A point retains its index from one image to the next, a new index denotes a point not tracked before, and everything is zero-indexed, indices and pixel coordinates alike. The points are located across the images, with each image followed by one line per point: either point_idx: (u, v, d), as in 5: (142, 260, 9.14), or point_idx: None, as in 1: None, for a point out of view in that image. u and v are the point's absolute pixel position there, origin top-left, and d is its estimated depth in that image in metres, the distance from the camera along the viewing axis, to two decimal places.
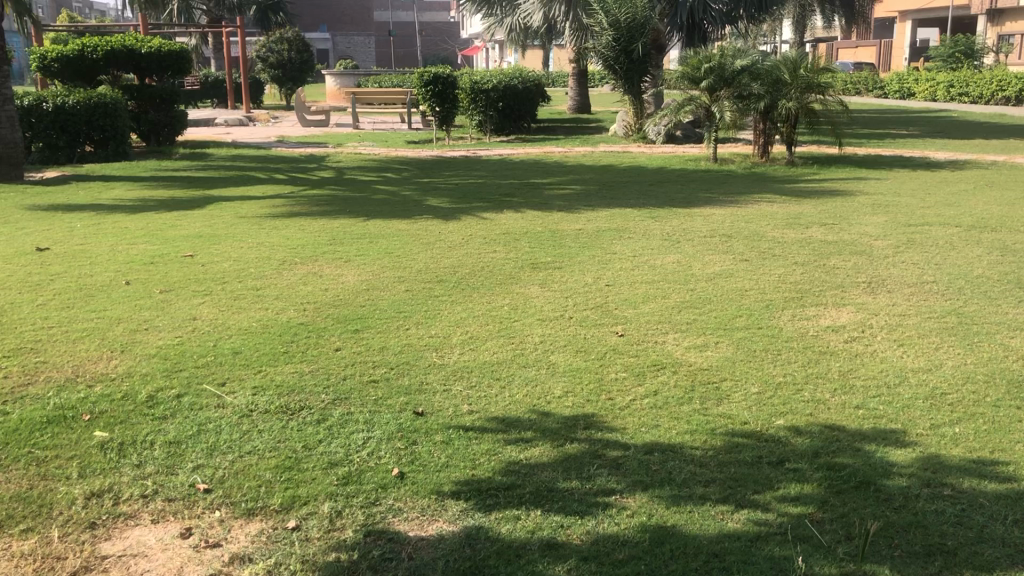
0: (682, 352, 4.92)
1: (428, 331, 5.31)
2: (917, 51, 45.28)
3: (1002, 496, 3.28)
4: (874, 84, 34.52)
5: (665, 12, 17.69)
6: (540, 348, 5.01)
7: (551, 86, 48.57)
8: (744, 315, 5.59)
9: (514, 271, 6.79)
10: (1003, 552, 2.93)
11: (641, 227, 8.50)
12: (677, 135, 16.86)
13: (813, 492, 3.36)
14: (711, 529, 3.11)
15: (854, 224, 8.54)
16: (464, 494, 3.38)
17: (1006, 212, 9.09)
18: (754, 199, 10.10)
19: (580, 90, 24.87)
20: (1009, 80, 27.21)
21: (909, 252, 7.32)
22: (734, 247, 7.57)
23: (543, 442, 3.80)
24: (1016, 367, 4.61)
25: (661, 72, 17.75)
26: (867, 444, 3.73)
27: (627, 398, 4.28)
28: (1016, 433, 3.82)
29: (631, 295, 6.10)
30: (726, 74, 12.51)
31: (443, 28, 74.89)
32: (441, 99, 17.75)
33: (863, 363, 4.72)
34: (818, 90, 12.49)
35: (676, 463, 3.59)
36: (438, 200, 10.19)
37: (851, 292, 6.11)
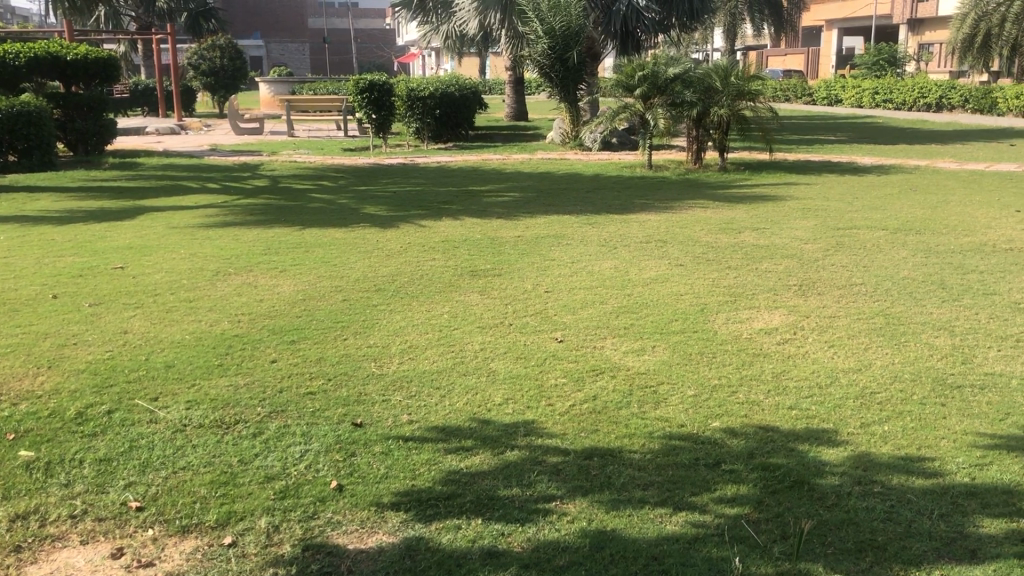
0: (620, 357, 4.97)
1: (366, 340, 5.27)
2: (843, 59, 46.45)
3: (929, 491, 3.39)
4: (802, 91, 35.30)
5: (598, 21, 17.92)
6: (480, 355, 5.02)
7: (489, 94, 48.74)
8: (680, 319, 5.68)
9: (453, 279, 6.78)
10: (930, 546, 3.02)
11: (579, 233, 8.55)
12: (613, 142, 17.01)
13: (749, 493, 3.42)
14: (650, 532, 3.14)
15: (785, 228, 8.72)
16: (404, 505, 3.35)
17: (929, 215, 9.37)
18: (689, 205, 10.26)
19: (516, 97, 24.96)
20: (929, 88, 28.03)
21: (838, 255, 7.51)
22: (670, 253, 7.68)
23: (483, 450, 3.80)
24: (940, 366, 4.76)
25: (595, 80, 17.96)
26: (800, 444, 3.81)
27: (567, 404, 4.30)
28: (941, 429, 3.94)
29: (570, 301, 6.14)
30: (659, 82, 12.72)
31: (379, 36, 74.53)
32: (377, 107, 17.56)
33: (795, 364, 4.83)
34: (749, 97, 12.72)
35: (615, 467, 3.62)
36: (375, 208, 10.15)
37: (783, 295, 6.23)
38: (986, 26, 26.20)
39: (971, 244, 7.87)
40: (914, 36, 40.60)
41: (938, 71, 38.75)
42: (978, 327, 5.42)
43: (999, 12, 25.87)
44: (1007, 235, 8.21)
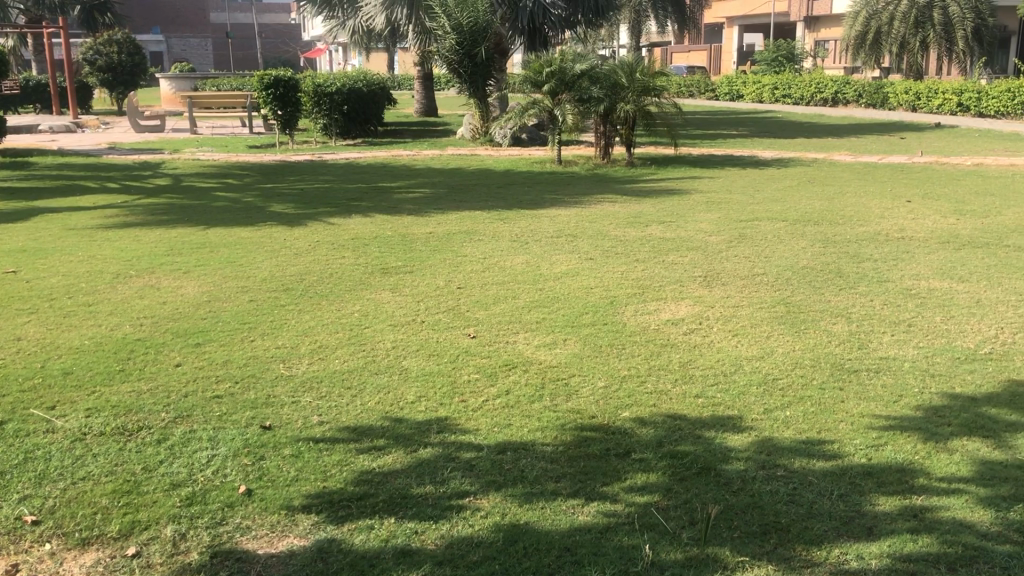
0: (532, 351, 5.00)
1: (275, 341, 5.18)
2: (744, 55, 47.66)
3: (828, 472, 3.52)
4: (706, 86, 36.06)
5: (507, 17, 17.93)
6: (392, 353, 4.98)
7: (397, 89, 48.34)
8: (590, 312, 5.75)
9: (362, 277, 6.71)
10: (831, 525, 3.13)
11: (490, 229, 8.56)
12: (523, 138, 17.10)
13: (658, 481, 3.48)
14: (562, 523, 3.17)
15: (690, 221, 8.93)
16: (315, 507, 3.31)
17: (825, 206, 9.71)
18: (598, 200, 10.38)
19: (426, 93, 24.85)
20: (825, 83, 29.02)
21: (741, 246, 7.73)
22: (579, 247, 7.77)
23: (395, 449, 3.78)
24: (838, 352, 4.94)
25: (504, 76, 18.02)
26: (707, 431, 3.91)
27: (480, 399, 4.31)
28: (840, 412, 4.09)
29: (482, 297, 6.14)
30: (567, 77, 12.86)
31: (284, 31, 73.13)
32: (283, 103, 17.21)
33: (701, 353, 4.94)
34: (654, 92, 12.94)
35: (528, 461, 3.65)
36: (282, 206, 9.98)
37: (689, 286, 6.38)
38: (876, 24, 27.29)
39: (866, 233, 8.19)
40: (811, 34, 41.97)
41: (834, 66, 40.19)
42: (873, 313, 5.65)
43: (888, 11, 27.00)
44: (898, 225, 8.57)
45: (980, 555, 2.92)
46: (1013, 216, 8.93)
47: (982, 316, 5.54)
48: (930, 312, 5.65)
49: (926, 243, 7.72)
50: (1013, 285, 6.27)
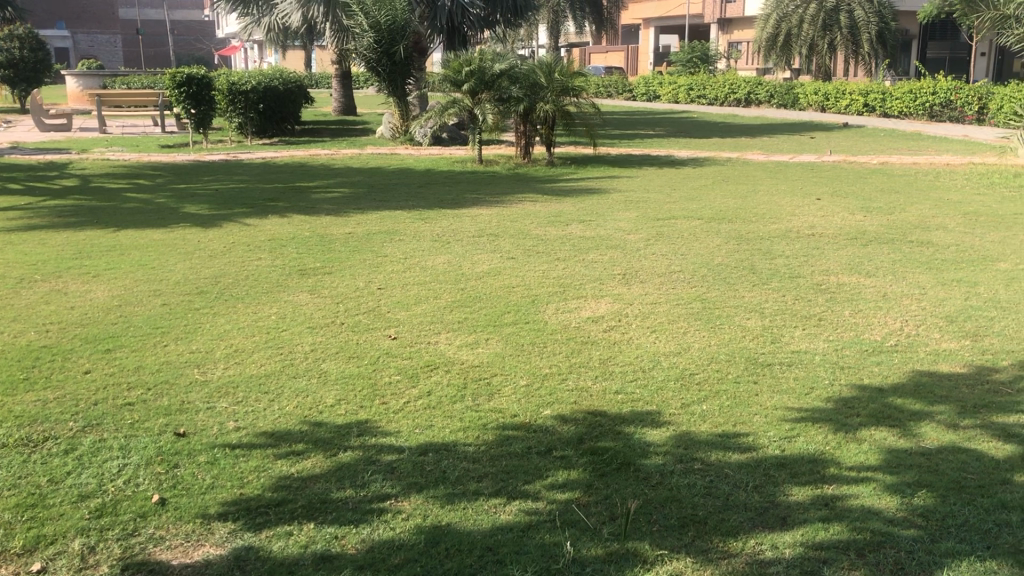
0: (454, 351, 4.98)
1: (190, 346, 5.05)
2: (660, 56, 48.44)
3: (744, 464, 3.59)
4: (623, 87, 36.57)
5: (425, 15, 17.82)
6: (311, 356, 4.90)
7: (315, 88, 47.69)
8: (512, 311, 5.76)
9: (280, 279, 6.60)
10: (746, 517, 3.20)
11: (410, 229, 8.51)
12: (443, 137, 17.06)
13: (579, 477, 3.51)
14: (484, 523, 3.17)
15: (609, 219, 9.03)
16: (231, 514, 3.24)
17: (739, 204, 9.94)
18: (518, 199, 10.41)
19: (344, 91, 24.56)
20: (739, 84, 29.69)
21: (658, 244, 7.85)
22: (501, 246, 7.77)
23: (315, 453, 3.72)
24: (752, 346, 5.05)
25: (423, 75, 17.95)
26: (626, 427, 3.96)
27: (401, 401, 4.27)
28: (754, 405, 4.19)
29: (402, 297, 6.10)
30: (486, 77, 12.88)
31: (196, 28, 71.38)
32: (196, 101, 16.82)
33: (620, 350, 5.01)
34: (572, 92, 13.00)
35: (450, 462, 3.63)
36: (196, 207, 9.73)
37: (608, 284, 6.44)
38: (786, 27, 27.85)
39: (778, 230, 8.41)
40: (724, 36, 42.83)
41: (747, 68, 41.24)
42: (784, 308, 5.80)
43: (797, 14, 27.61)
44: (808, 222, 8.81)
45: (887, 540, 3.02)
46: (916, 213, 9.28)
47: (888, 309, 5.75)
48: (839, 306, 5.82)
49: (834, 240, 7.97)
50: (916, 279, 6.51)
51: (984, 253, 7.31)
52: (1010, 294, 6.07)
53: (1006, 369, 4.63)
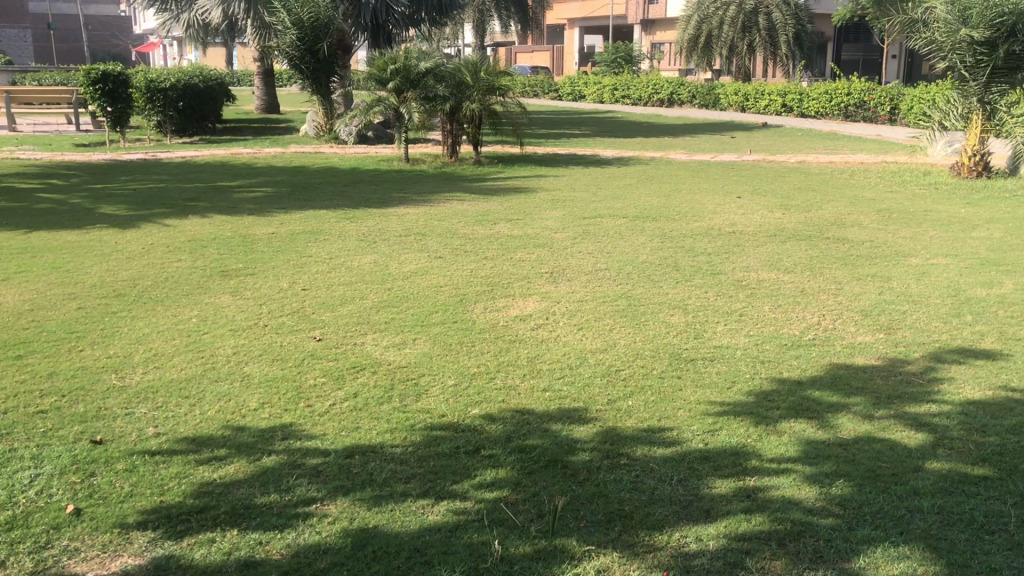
0: (381, 352, 4.94)
1: (106, 351, 4.90)
2: (585, 56, 48.83)
3: (669, 459, 3.65)
4: (549, 87, 36.80)
5: (348, 13, 17.63)
6: (233, 359, 4.80)
7: (237, 85, 46.82)
8: (440, 310, 5.74)
9: (201, 281, 6.45)
10: (671, 510, 3.24)
11: (335, 228, 8.42)
12: (368, 135, 16.91)
13: (507, 476, 3.51)
14: (412, 524, 3.15)
15: (536, 218, 9.07)
16: (151, 523, 3.15)
17: (663, 203, 10.08)
18: (445, 198, 10.39)
19: (267, 89, 24.13)
20: (662, 84, 30.14)
21: (585, 242, 7.90)
22: (427, 245, 7.74)
23: (238, 458, 3.65)
24: (677, 342, 5.13)
25: (348, 73, 17.80)
26: (554, 424, 3.98)
27: (326, 403, 4.22)
28: (679, 399, 4.26)
29: (328, 298, 6.03)
30: (411, 76, 12.81)
31: (112, 23, 69.38)
32: (112, 99, 16.28)
33: (548, 348, 5.03)
34: (498, 92, 13.00)
35: (376, 464, 3.60)
36: (113, 208, 9.45)
37: (536, 283, 6.46)
38: (707, 28, 28.36)
39: (701, 228, 8.56)
40: (647, 36, 43.38)
41: (670, 69, 41.91)
42: (707, 304, 5.91)
43: (717, 16, 28.14)
44: (730, 220, 8.99)
45: (807, 529, 3.10)
46: (832, 210, 9.54)
47: (805, 304, 5.90)
48: (759, 302, 5.95)
49: (755, 237, 8.15)
50: (833, 275, 6.70)
51: (897, 249, 7.56)
52: (921, 288, 6.29)
53: (916, 361, 4.80)
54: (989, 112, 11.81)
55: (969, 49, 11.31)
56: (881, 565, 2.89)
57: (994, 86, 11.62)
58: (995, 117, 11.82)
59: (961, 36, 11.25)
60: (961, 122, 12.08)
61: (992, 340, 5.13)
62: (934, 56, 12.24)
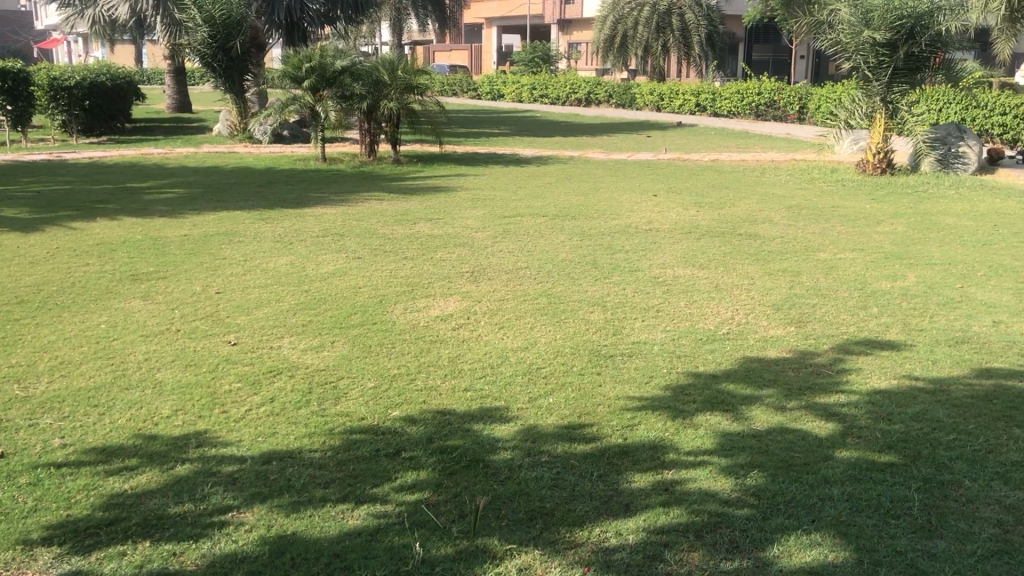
0: (298, 355, 4.86)
1: (7, 360, 4.69)
2: (503, 56, 48.96)
3: (590, 454, 3.68)
4: (468, 85, 36.82)
5: (262, 10, 17.29)
6: (145, 366, 4.66)
7: (147, 83, 45.64)
8: (359, 312, 5.67)
9: (110, 285, 6.25)
10: (591, 506, 3.27)
11: (250, 229, 8.25)
12: (284, 135, 16.63)
13: (427, 477, 3.49)
14: (331, 529, 3.10)
15: (456, 218, 9.05)
16: (58, 538, 3.04)
17: (582, 202, 10.18)
18: (363, 198, 10.28)
19: (178, 88, 23.51)
20: (579, 84, 30.44)
21: (505, 241, 7.92)
22: (345, 245, 7.65)
23: (150, 468, 3.54)
24: (597, 338, 5.18)
25: (262, 72, 17.47)
26: (475, 424, 3.97)
27: (243, 409, 4.13)
28: (598, 396, 4.30)
29: (243, 301, 5.90)
30: (327, 74, 12.63)
31: (13, 19, 66.77)
32: (12, 97, 15.60)
33: (469, 347, 5.02)
34: (416, 91, 12.96)
35: (294, 469, 3.54)
36: (14, 210, 9.09)
37: (456, 282, 6.45)
38: (622, 28, 28.70)
39: (619, 226, 8.67)
40: (564, 36, 43.72)
41: (587, 68, 42.34)
42: (625, 301, 5.99)
43: (632, 16, 28.50)
44: (646, 218, 9.12)
45: (723, 520, 3.16)
46: (745, 207, 9.77)
47: (720, 299, 6.03)
48: (676, 298, 6.06)
49: (671, 234, 8.29)
50: (746, 270, 6.86)
51: (807, 244, 7.78)
52: (830, 282, 6.49)
53: (826, 352, 4.95)
54: (892, 111, 12.30)
55: (872, 51, 11.71)
56: (794, 553, 2.96)
57: (896, 85, 12.06)
58: (897, 116, 12.32)
59: (864, 38, 11.62)
60: (866, 120, 12.55)
61: (896, 331, 5.32)
62: (839, 57, 12.61)
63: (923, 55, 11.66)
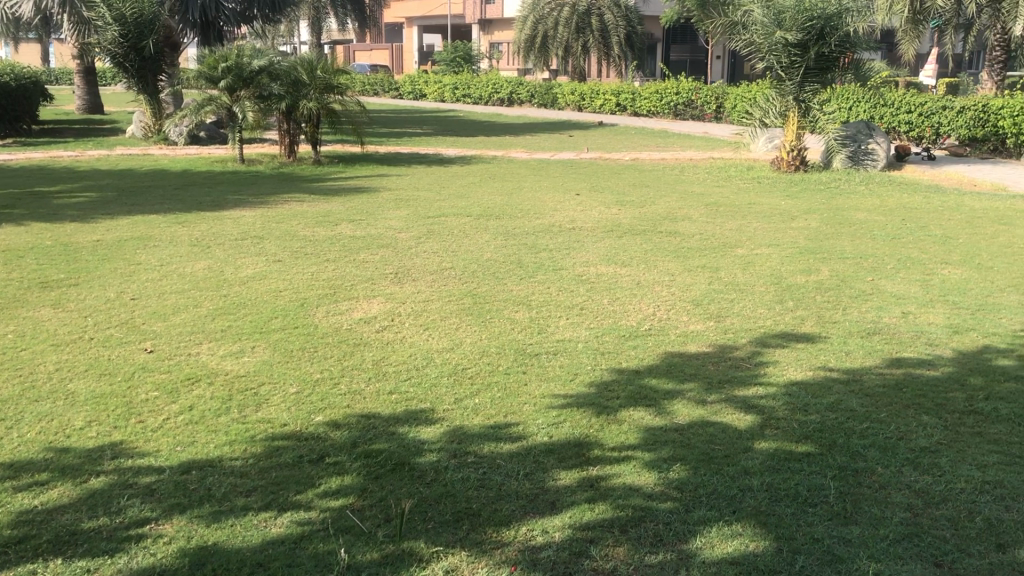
0: (218, 361, 4.76)
1: None
2: (425, 55, 48.77)
3: (515, 454, 3.69)
4: (390, 85, 36.60)
5: (175, 9, 16.84)
6: (55, 377, 4.49)
7: (54, 84, 44.12)
8: (280, 316, 5.57)
9: (18, 294, 6.01)
10: (519, 505, 3.28)
11: (166, 234, 8.04)
12: (201, 136, 16.27)
13: (352, 482, 3.45)
14: (253, 538, 3.04)
15: (379, 218, 8.98)
16: None
17: (505, 201, 10.21)
18: (283, 199, 10.12)
19: (88, 88, 22.76)
20: (502, 84, 30.51)
21: (428, 241, 7.89)
22: (266, 248, 7.52)
23: (62, 482, 3.42)
24: (521, 337, 5.20)
25: (177, 72, 17.06)
26: (400, 427, 3.94)
27: (160, 418, 4.02)
28: (524, 395, 4.32)
29: (160, 307, 5.74)
30: (244, 74, 12.38)
31: None
32: None
33: (393, 350, 4.98)
34: (336, 90, 12.77)
35: (215, 478, 3.46)
36: None
37: (380, 284, 6.39)
38: (543, 28, 28.86)
39: (543, 225, 8.72)
40: (485, 36, 43.76)
41: (509, 68, 42.46)
42: (550, 299, 6.02)
43: (552, 17, 28.68)
44: (569, 216, 9.20)
45: (647, 514, 3.20)
46: (665, 205, 9.93)
47: (642, 296, 6.11)
48: (599, 295, 6.12)
49: (594, 232, 8.38)
50: (667, 266, 6.97)
51: (725, 241, 7.95)
52: (747, 277, 6.64)
53: (744, 346, 5.06)
54: (804, 110, 12.62)
55: (784, 51, 12.02)
56: (716, 544, 3.02)
57: (807, 85, 12.40)
58: (810, 114, 12.65)
59: (776, 38, 11.93)
60: (779, 119, 12.87)
61: (811, 324, 5.47)
62: (754, 56, 12.90)
63: (833, 55, 12.02)
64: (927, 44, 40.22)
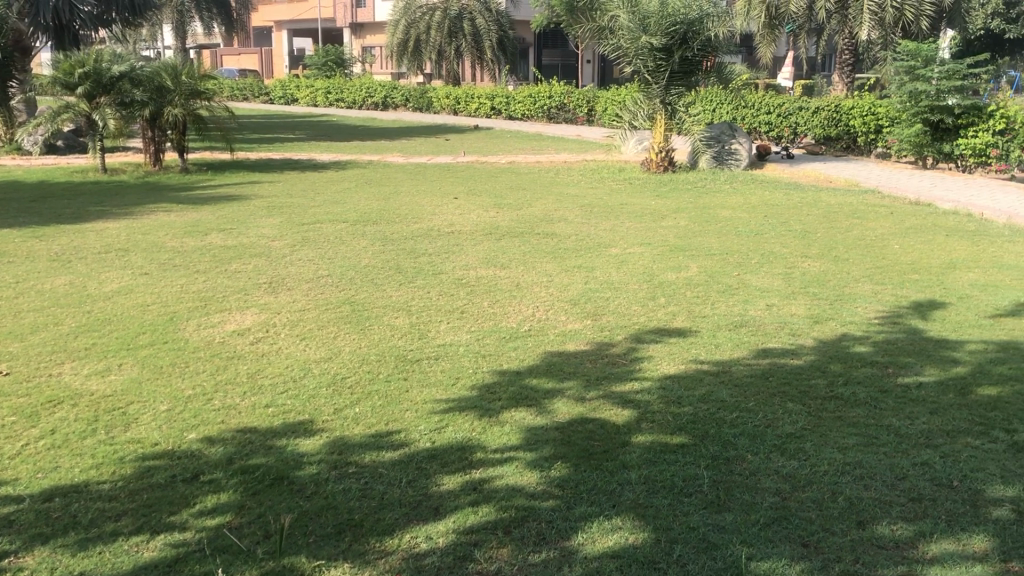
0: (81, 381, 4.53)
1: None
2: (295, 60, 47.83)
3: (397, 461, 3.66)
4: (260, 90, 35.71)
5: (24, 12, 15.84)
6: None
7: None
8: (147, 331, 5.36)
9: None
10: (401, 513, 3.26)
11: (21, 249, 7.60)
12: (58, 145, 15.50)
13: (229, 500, 3.35)
14: (124, 565, 2.91)
15: (250, 227, 8.74)
16: None
17: (381, 206, 10.11)
18: (148, 210, 9.73)
19: None
20: (375, 89, 30.23)
21: (303, 249, 7.75)
22: (131, 261, 7.22)
23: None
24: (401, 343, 5.16)
25: (29, 79, 16.30)
26: (278, 440, 3.85)
27: (19, 444, 3.80)
28: (405, 402, 4.28)
29: (16, 326, 5.44)
30: (103, 80, 11.83)
31: None
32: None
33: (268, 362, 4.86)
34: (203, 96, 12.43)
35: (81, 504, 3.30)
36: None
37: (253, 294, 6.23)
38: (415, 32, 28.76)
39: (420, 229, 8.68)
40: (357, 40, 43.25)
41: (383, 72, 42.12)
42: (429, 304, 6.01)
43: (424, 21, 28.62)
44: (447, 220, 9.20)
45: (529, 514, 3.24)
46: (541, 207, 10.04)
47: (521, 297, 6.16)
48: (477, 298, 6.15)
49: (471, 235, 8.39)
50: (544, 267, 7.06)
51: (599, 241, 8.11)
52: (621, 276, 6.79)
53: (620, 343, 5.17)
54: (671, 112, 12.99)
55: (650, 55, 12.36)
56: (597, 539, 3.08)
57: (673, 88, 12.80)
58: (676, 116, 13.03)
59: (642, 43, 12.24)
60: (647, 121, 13.21)
61: (682, 319, 5.65)
62: (621, 61, 13.19)
63: (696, 58, 12.49)
64: (783, 48, 42.18)
